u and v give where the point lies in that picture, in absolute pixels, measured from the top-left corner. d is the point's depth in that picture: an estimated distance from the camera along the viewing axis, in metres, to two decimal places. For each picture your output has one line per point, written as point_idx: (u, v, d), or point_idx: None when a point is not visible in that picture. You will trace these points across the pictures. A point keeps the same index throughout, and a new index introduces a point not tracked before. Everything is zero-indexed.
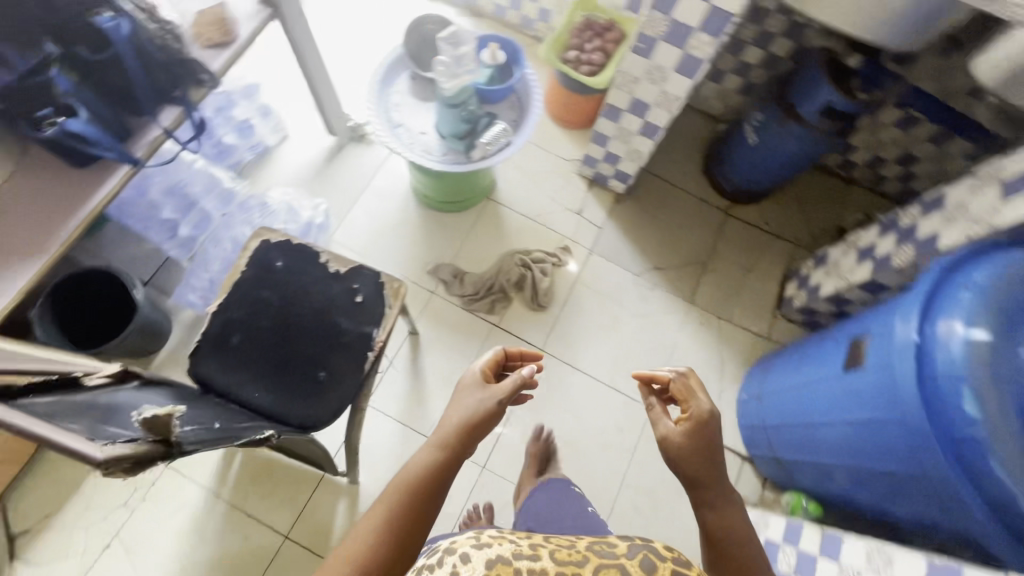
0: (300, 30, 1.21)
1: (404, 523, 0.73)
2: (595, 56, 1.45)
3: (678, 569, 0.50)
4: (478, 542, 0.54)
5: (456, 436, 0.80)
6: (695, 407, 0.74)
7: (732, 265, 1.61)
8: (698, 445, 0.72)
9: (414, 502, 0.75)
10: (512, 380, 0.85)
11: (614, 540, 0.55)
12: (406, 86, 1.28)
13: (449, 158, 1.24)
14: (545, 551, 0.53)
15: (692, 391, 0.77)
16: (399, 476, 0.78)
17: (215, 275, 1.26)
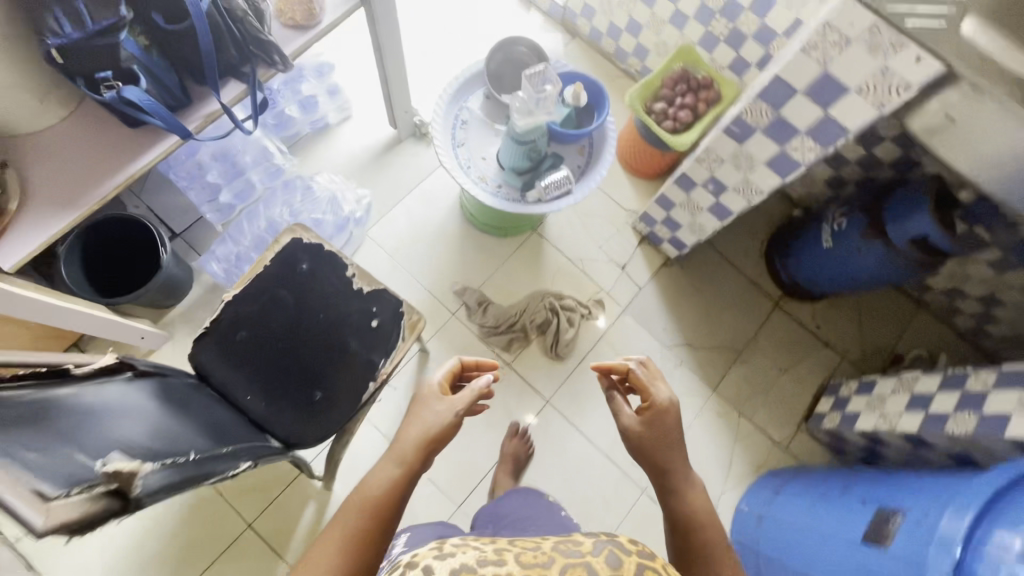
0: (387, 25, 1.16)
1: (364, 549, 0.71)
2: (683, 113, 1.35)
3: (644, 563, 0.47)
4: (441, 554, 0.49)
5: (417, 453, 0.78)
6: (655, 399, 0.82)
7: (768, 361, 1.52)
8: (656, 431, 0.81)
9: (375, 526, 0.73)
10: (469, 394, 0.84)
11: (579, 538, 0.50)
12: (479, 104, 1.22)
13: (503, 192, 1.18)
14: (511, 555, 0.48)
15: (651, 382, 0.85)
16: (359, 497, 0.75)
17: (243, 250, 1.24)
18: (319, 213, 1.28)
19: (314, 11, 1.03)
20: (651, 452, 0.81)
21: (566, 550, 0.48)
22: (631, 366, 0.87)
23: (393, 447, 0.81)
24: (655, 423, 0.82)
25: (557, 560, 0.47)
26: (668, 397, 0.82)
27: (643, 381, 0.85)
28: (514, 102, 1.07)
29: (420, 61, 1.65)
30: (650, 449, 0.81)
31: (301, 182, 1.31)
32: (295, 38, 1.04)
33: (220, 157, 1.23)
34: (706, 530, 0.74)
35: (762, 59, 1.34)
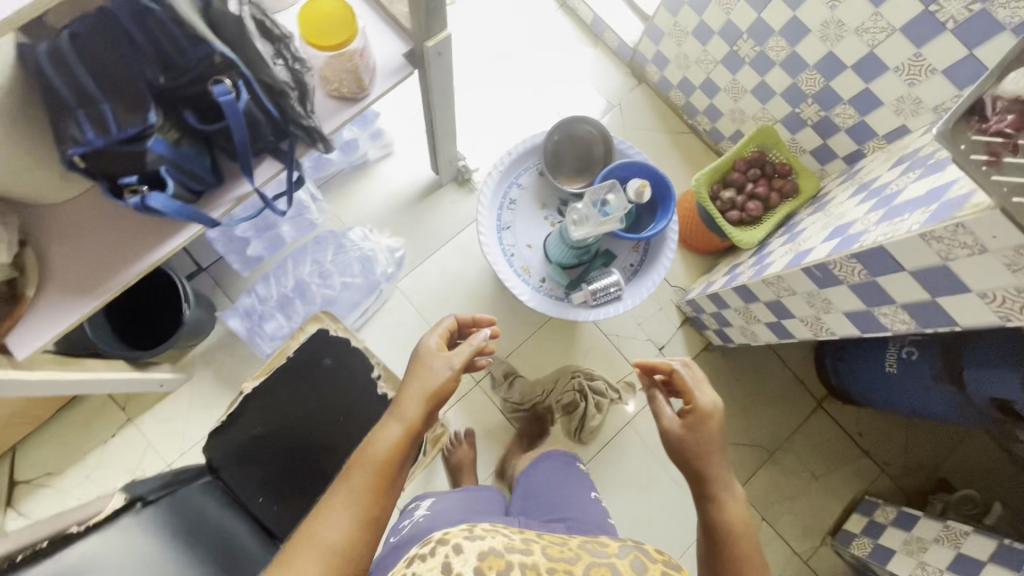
0: (440, 90, 1.06)
1: (373, 510, 0.68)
2: (752, 205, 1.23)
3: (662, 568, 0.64)
4: (472, 534, 0.65)
5: (422, 411, 0.74)
6: (701, 405, 0.81)
7: (801, 464, 1.44)
8: (698, 436, 0.80)
9: (382, 491, 0.69)
10: (464, 350, 0.82)
11: (605, 543, 0.67)
12: (530, 183, 1.12)
13: (546, 289, 1.09)
14: (537, 547, 0.65)
15: (697, 386, 0.85)
16: (365, 459, 0.70)
17: (268, 309, 1.18)
18: (349, 275, 1.22)
19: (363, 85, 0.92)
20: (685, 452, 0.81)
21: (593, 550, 0.65)
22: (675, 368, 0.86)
23: (391, 409, 0.77)
24: (697, 428, 0.81)
25: (585, 555, 0.64)
26: (711, 407, 0.80)
27: (688, 385, 0.85)
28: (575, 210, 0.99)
29: (470, 94, 1.54)
30: (685, 451, 0.81)
31: (334, 237, 1.24)
32: (340, 111, 0.94)
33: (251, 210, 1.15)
34: (735, 539, 0.75)
35: (852, 154, 1.18)
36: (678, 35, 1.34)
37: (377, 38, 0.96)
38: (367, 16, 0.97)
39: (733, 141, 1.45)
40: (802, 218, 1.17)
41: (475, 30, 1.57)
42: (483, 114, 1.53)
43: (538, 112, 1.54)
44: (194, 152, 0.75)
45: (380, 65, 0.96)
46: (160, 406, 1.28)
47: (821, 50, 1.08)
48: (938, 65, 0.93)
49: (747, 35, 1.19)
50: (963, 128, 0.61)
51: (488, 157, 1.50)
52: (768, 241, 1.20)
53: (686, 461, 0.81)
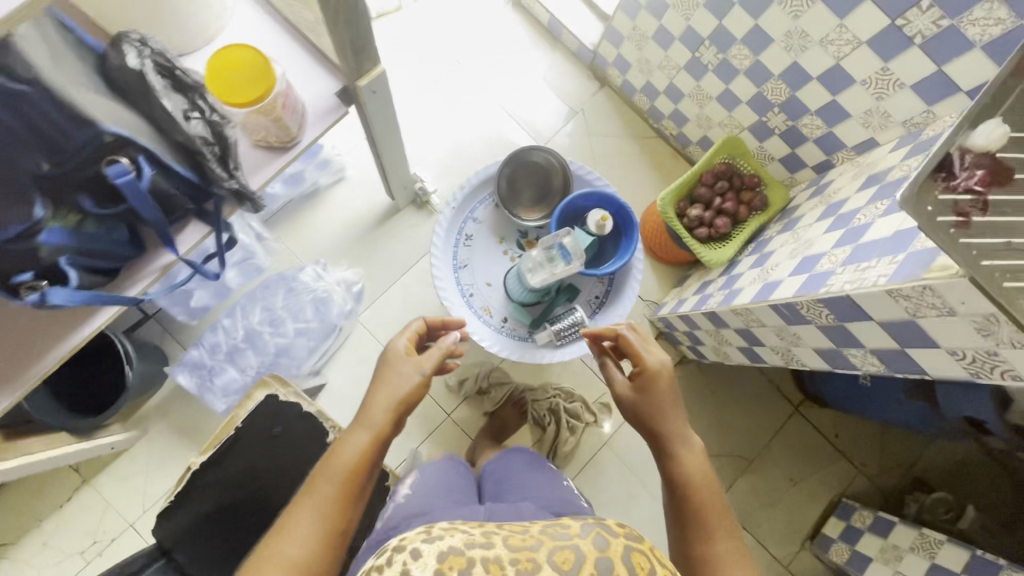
0: (382, 124, 0.98)
1: (337, 520, 0.68)
2: (720, 221, 1.18)
3: (628, 543, 0.56)
4: (429, 536, 0.57)
5: (387, 416, 0.74)
6: (647, 365, 0.81)
7: (779, 471, 1.44)
8: (649, 397, 0.80)
9: (345, 503, 0.69)
10: (434, 354, 0.82)
11: (567, 524, 0.59)
12: (487, 216, 1.06)
13: (508, 329, 1.04)
14: (498, 539, 0.56)
15: (644, 346, 0.84)
16: (329, 469, 0.71)
17: (218, 363, 1.12)
18: (303, 320, 1.15)
19: (291, 133, 0.84)
20: (639, 415, 0.80)
21: (554, 532, 0.57)
22: (621, 332, 0.85)
23: (358, 416, 0.76)
24: (648, 389, 0.80)
25: (547, 541, 0.56)
26: (656, 364, 0.81)
27: (634, 348, 0.83)
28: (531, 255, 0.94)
29: (424, 107, 1.45)
30: (640, 410, 0.80)
31: (284, 280, 1.17)
32: (269, 163, 0.86)
33: None
34: (695, 491, 0.75)
35: (821, 164, 1.13)
36: (638, 39, 1.27)
37: (303, 79, 0.88)
38: (292, 55, 0.88)
39: (700, 147, 1.39)
40: (771, 235, 1.12)
41: (425, 36, 1.48)
42: (438, 128, 1.44)
43: (496, 124, 1.46)
44: (99, 230, 0.68)
45: (311, 108, 0.87)
46: (118, 463, 1.22)
47: (785, 60, 1.02)
48: (906, 79, 0.88)
49: (708, 42, 1.12)
50: (930, 188, 0.56)
51: (446, 175, 1.42)
52: (737, 259, 1.16)
53: (643, 422, 0.80)
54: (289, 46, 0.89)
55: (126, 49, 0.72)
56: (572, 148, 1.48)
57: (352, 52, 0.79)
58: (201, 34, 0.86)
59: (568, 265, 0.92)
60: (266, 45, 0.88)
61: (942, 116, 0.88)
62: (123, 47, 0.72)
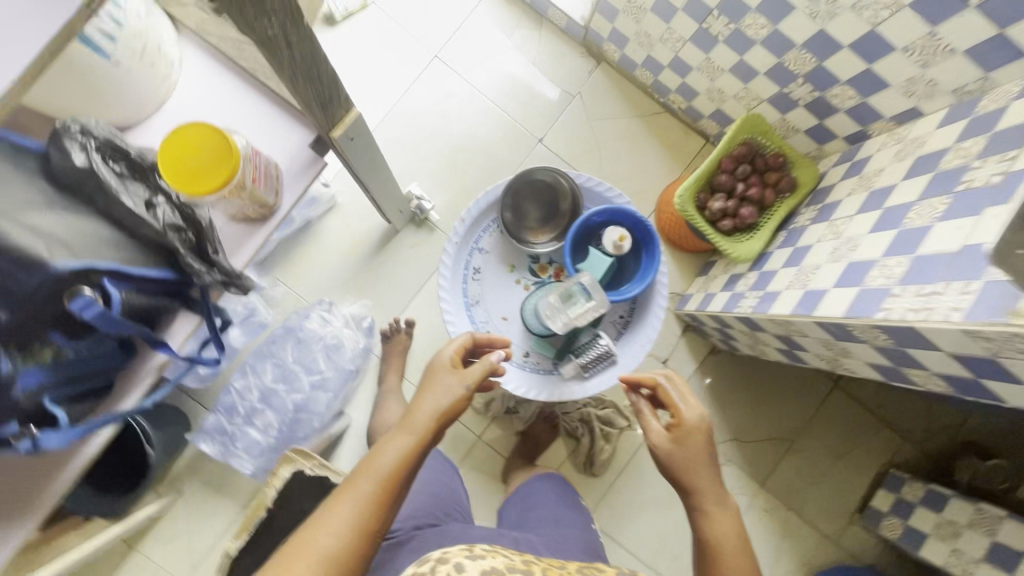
0: (367, 165, 0.89)
1: (374, 519, 0.64)
2: (745, 210, 1.08)
3: None
4: (471, 553, 0.52)
5: (431, 424, 0.70)
6: (688, 419, 0.75)
7: (822, 448, 1.40)
8: (686, 451, 0.74)
9: (386, 498, 0.65)
10: (479, 368, 0.78)
11: (600, 568, 0.60)
12: (494, 245, 0.98)
13: (531, 364, 0.97)
14: (537, 569, 0.54)
15: (684, 398, 0.78)
16: (371, 468, 0.67)
17: (237, 426, 1.08)
18: (316, 371, 1.10)
19: (269, 201, 0.76)
20: (670, 467, 0.75)
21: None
22: (662, 382, 0.80)
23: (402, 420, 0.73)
24: (684, 443, 0.74)
25: None
26: (693, 419, 0.75)
27: (673, 398, 0.78)
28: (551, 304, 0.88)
29: (407, 112, 1.33)
30: (671, 463, 0.74)
31: (291, 332, 1.12)
32: (252, 235, 0.79)
33: None
34: (720, 557, 0.69)
35: (853, 135, 1.02)
36: (635, 12, 1.13)
37: (271, 136, 0.79)
38: (257, 108, 0.79)
39: (713, 120, 1.27)
40: (804, 222, 1.03)
41: (398, 32, 1.34)
42: (425, 135, 1.33)
43: (488, 121, 1.35)
44: (82, 355, 0.62)
45: (286, 167, 0.79)
46: (159, 528, 1.22)
47: (810, 29, 0.89)
48: (958, 44, 0.76)
49: (717, 11, 0.98)
50: None
51: (442, 185, 1.32)
52: (768, 251, 1.07)
53: (674, 476, 0.74)
54: (252, 99, 0.80)
55: (68, 144, 0.62)
56: (574, 136, 1.36)
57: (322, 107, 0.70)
58: (151, 101, 0.76)
59: (593, 310, 0.86)
60: (227, 103, 0.79)
61: (1001, 83, 0.76)
62: (66, 143, 0.62)
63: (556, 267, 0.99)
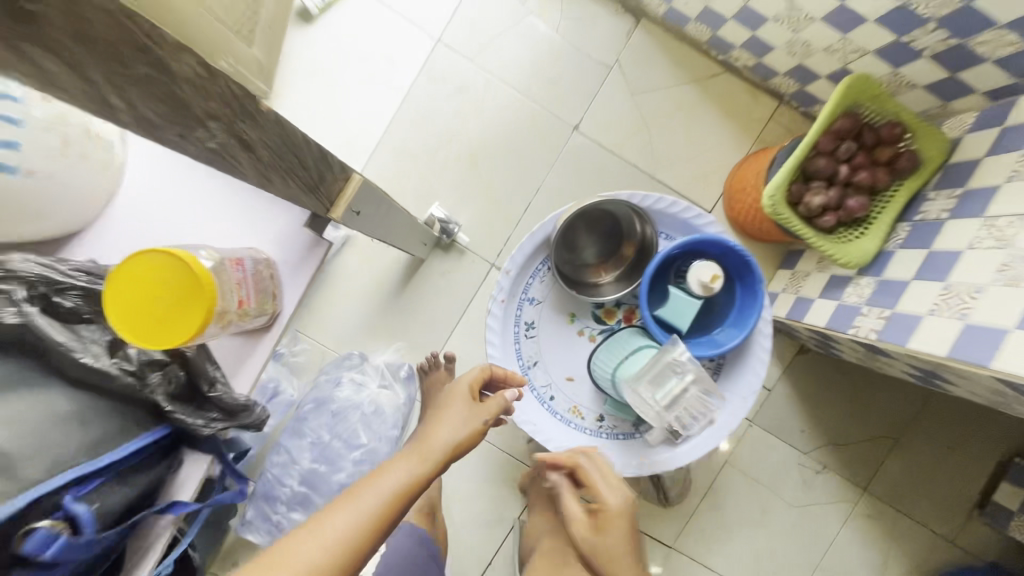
0: (380, 226, 0.71)
1: (368, 543, 0.50)
2: (853, 201, 0.86)
3: None
4: None
5: (442, 450, 0.59)
6: (609, 501, 0.64)
7: (932, 442, 1.23)
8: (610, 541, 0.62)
9: (385, 515, 0.52)
10: (494, 402, 0.67)
11: None
12: (548, 292, 0.80)
13: (608, 430, 0.81)
14: None
15: (605, 478, 0.67)
16: (373, 482, 0.54)
17: (281, 514, 0.95)
18: (357, 445, 0.96)
19: (268, 308, 0.59)
20: (593, 562, 0.63)
21: None
22: (580, 461, 0.69)
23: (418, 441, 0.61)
24: (605, 531, 0.63)
25: None
26: (610, 504, 0.64)
27: (591, 477, 0.67)
28: (635, 384, 0.67)
29: (414, 115, 1.11)
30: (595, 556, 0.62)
31: (322, 405, 0.99)
32: (253, 347, 0.62)
33: None
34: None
35: (1001, 89, 0.77)
36: None
37: (258, 226, 0.62)
38: (236, 196, 0.62)
39: (791, 78, 1.02)
40: (937, 212, 0.80)
41: (392, 16, 1.11)
42: (440, 140, 1.12)
43: (510, 112, 1.12)
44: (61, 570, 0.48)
45: (281, 259, 0.62)
46: None
47: None
48: None
49: None
50: None
51: (467, 199, 1.12)
52: (887, 249, 0.85)
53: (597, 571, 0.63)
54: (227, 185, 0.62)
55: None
56: (617, 117, 1.12)
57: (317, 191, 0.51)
58: (95, 196, 0.58)
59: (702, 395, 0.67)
60: (197, 194, 0.62)
61: None
62: None
63: (626, 309, 0.80)
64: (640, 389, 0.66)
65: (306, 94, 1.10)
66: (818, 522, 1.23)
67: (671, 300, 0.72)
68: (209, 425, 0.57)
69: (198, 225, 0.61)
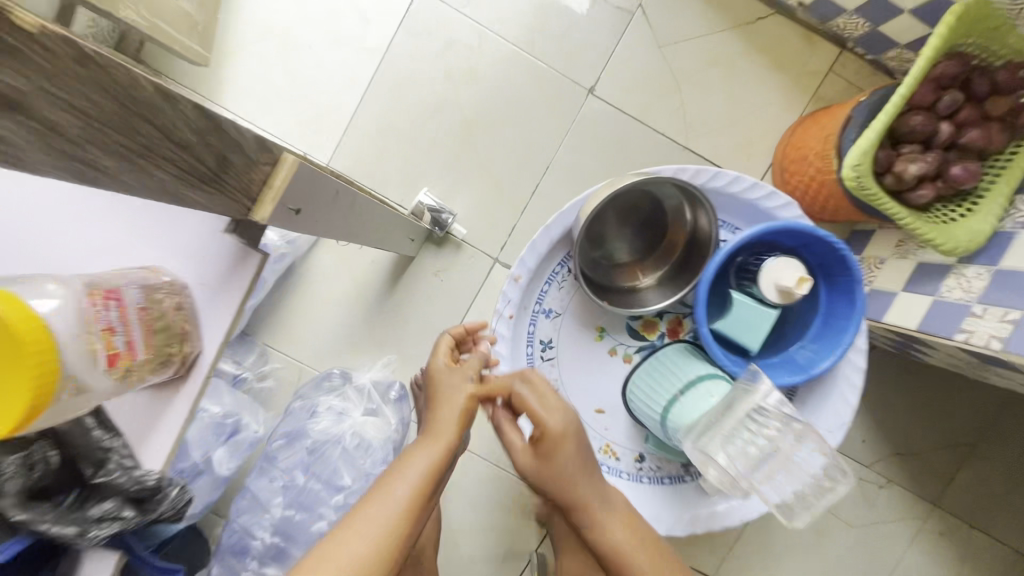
0: (343, 224, 0.52)
1: (408, 533, 0.47)
2: (961, 170, 0.66)
3: None
4: None
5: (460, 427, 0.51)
6: (552, 430, 0.53)
7: (1018, 450, 1.05)
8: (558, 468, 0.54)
9: (415, 511, 0.48)
10: (474, 359, 0.57)
11: None
12: (570, 302, 0.61)
13: (649, 473, 0.63)
14: None
15: (542, 398, 0.55)
16: (395, 478, 0.49)
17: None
18: (339, 487, 0.79)
19: (179, 353, 0.42)
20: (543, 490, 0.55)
21: None
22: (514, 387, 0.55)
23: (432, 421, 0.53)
24: (551, 457, 0.54)
25: None
26: (546, 435, 0.53)
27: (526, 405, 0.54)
28: (712, 452, 0.46)
29: (394, 81, 0.92)
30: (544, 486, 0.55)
31: (295, 441, 0.82)
32: (162, 404, 0.44)
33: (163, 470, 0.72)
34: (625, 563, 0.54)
35: None
36: None
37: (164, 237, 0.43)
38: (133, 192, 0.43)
39: (859, 17, 0.82)
40: None
41: None
42: (426, 111, 0.92)
43: (511, 73, 0.92)
44: None
45: (195, 281, 0.43)
46: None
47: None
48: None
49: None
50: None
51: (461, 182, 0.93)
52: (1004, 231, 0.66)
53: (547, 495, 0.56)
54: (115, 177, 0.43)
55: None
56: (640, 76, 0.92)
57: (221, 189, 0.33)
58: None
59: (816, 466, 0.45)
60: (75, 194, 0.44)
61: None
62: None
63: (670, 320, 0.62)
64: (720, 459, 0.46)
65: (262, 61, 0.91)
66: (882, 546, 1.06)
67: (735, 309, 0.55)
68: (101, 529, 0.44)
69: (69, 237, 0.42)
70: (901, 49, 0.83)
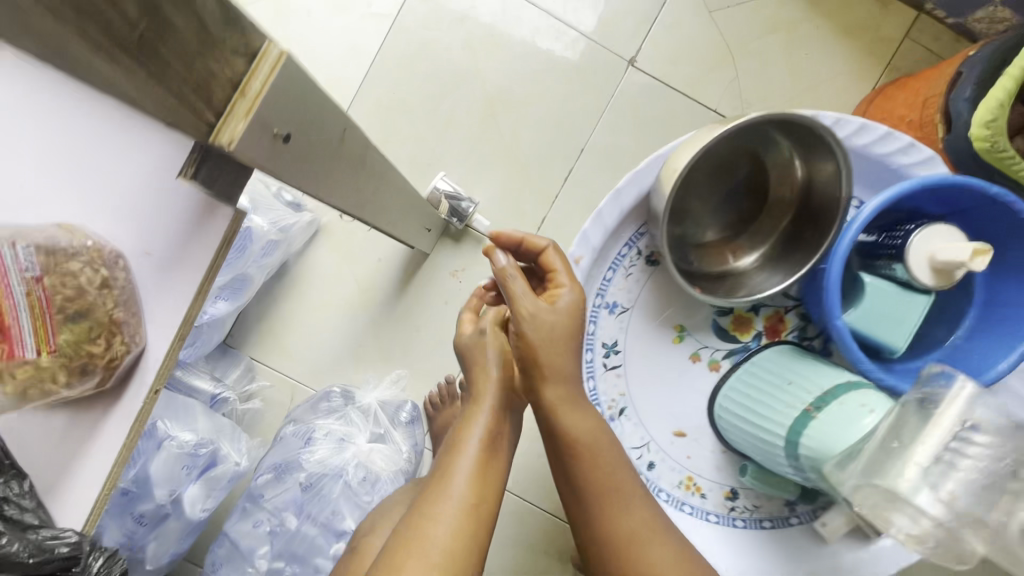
0: (349, 181, 0.39)
1: (486, 518, 0.41)
2: None
3: None
4: None
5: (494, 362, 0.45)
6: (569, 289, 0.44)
7: None
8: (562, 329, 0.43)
9: (491, 492, 0.42)
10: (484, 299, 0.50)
11: None
12: (641, 293, 0.48)
13: (744, 515, 0.49)
14: None
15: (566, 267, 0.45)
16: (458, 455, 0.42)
17: None
18: (340, 532, 0.64)
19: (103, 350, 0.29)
20: (537, 346, 0.42)
21: None
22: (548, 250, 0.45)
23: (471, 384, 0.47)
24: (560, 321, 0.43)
25: None
26: (578, 299, 0.43)
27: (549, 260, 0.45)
28: (906, 489, 0.29)
29: (407, 51, 0.79)
30: (547, 340, 0.42)
31: (285, 475, 0.66)
32: (88, 429, 0.30)
33: (119, 503, 0.58)
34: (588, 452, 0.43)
35: None
36: None
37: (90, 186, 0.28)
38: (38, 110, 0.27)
39: None
40: None
41: None
42: (444, 85, 0.80)
43: (540, 40, 0.80)
44: None
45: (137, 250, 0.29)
46: None
47: None
48: None
49: None
50: None
51: (484, 165, 0.80)
52: None
53: (532, 356, 0.42)
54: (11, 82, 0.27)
55: None
56: (688, 44, 0.80)
57: (146, 65, 0.20)
58: None
59: None
60: None
61: None
62: None
63: (769, 316, 0.48)
64: (927, 501, 0.29)
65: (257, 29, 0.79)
66: None
67: (868, 297, 0.42)
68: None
69: None
70: (992, 7, 0.71)
